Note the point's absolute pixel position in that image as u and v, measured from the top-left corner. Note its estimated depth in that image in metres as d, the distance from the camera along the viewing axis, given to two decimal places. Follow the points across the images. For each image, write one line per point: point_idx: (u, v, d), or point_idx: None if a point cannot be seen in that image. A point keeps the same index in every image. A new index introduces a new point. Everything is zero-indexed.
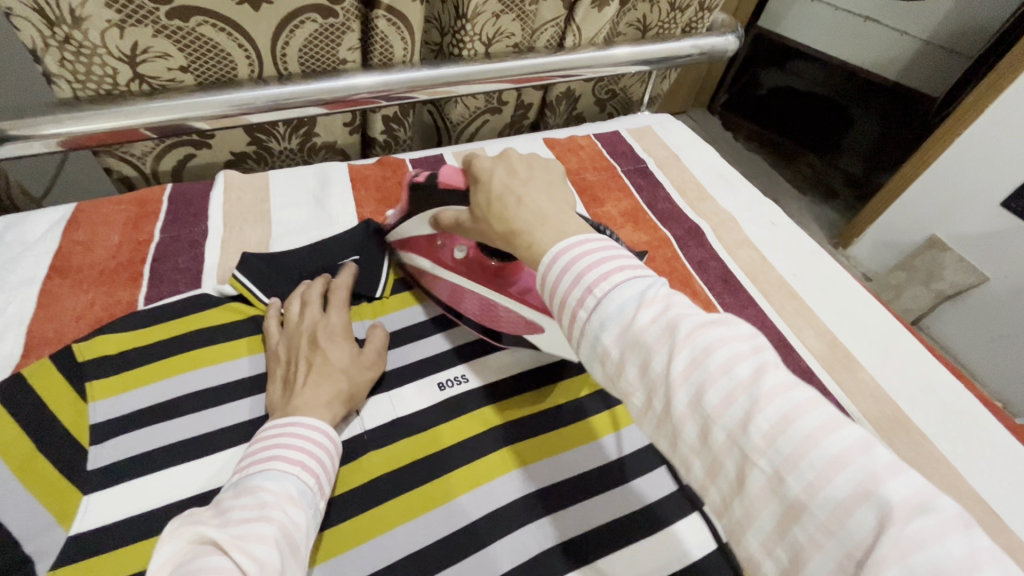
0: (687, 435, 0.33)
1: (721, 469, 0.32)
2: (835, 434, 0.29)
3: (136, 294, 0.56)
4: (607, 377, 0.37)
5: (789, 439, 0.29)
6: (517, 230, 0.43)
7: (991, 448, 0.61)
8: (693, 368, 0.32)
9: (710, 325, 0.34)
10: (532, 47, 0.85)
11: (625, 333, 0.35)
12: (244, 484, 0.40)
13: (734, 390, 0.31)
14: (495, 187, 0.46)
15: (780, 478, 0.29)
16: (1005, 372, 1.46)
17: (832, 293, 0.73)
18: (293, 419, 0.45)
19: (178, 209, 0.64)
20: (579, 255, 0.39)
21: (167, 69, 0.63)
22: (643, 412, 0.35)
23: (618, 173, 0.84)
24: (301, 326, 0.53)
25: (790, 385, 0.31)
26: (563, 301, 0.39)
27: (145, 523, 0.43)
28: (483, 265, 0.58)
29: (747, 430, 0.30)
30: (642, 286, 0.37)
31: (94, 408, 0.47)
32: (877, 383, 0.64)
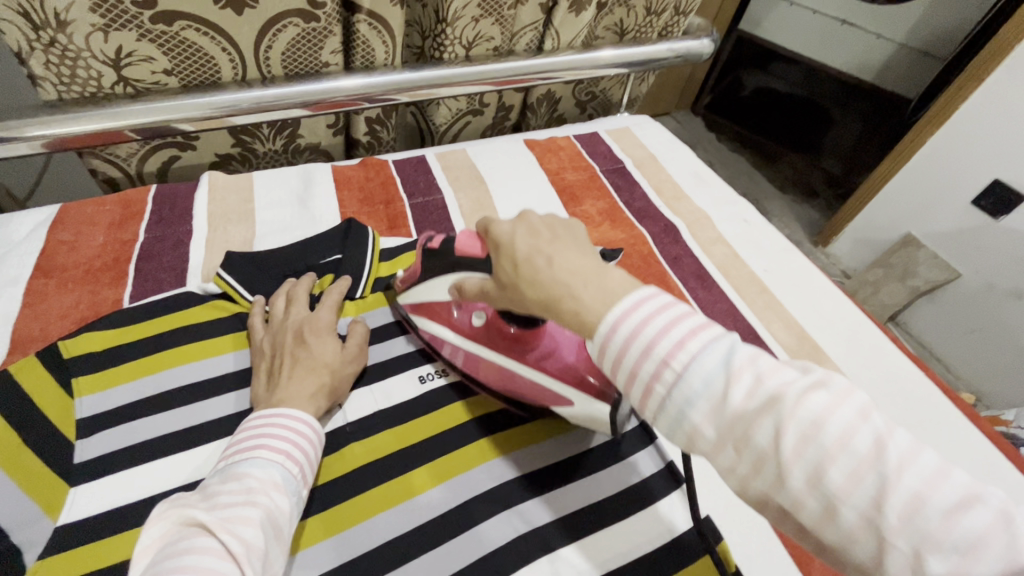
0: (808, 512, 0.30)
1: (852, 545, 0.30)
2: (970, 504, 0.27)
3: (121, 293, 0.57)
4: (697, 448, 0.34)
5: (925, 517, 0.27)
6: (556, 297, 0.38)
7: (950, 433, 0.64)
8: (808, 446, 0.30)
9: (810, 391, 0.31)
10: (511, 50, 0.87)
11: (720, 409, 0.32)
12: (231, 469, 0.41)
13: (859, 467, 0.29)
14: (521, 248, 0.41)
15: (923, 559, 0.27)
16: (979, 363, 1.51)
17: (800, 288, 0.76)
18: (278, 410, 0.47)
19: (163, 210, 0.65)
20: (644, 321, 0.34)
21: (151, 72, 0.65)
22: (746, 485, 0.33)
23: (597, 172, 0.86)
24: (286, 324, 0.55)
25: (910, 453, 0.29)
26: (633, 374, 0.34)
27: (131, 514, 0.44)
28: (501, 332, 0.56)
29: (881, 511, 0.28)
30: (722, 350, 0.33)
31: (80, 403, 0.49)
32: (842, 373, 0.67)
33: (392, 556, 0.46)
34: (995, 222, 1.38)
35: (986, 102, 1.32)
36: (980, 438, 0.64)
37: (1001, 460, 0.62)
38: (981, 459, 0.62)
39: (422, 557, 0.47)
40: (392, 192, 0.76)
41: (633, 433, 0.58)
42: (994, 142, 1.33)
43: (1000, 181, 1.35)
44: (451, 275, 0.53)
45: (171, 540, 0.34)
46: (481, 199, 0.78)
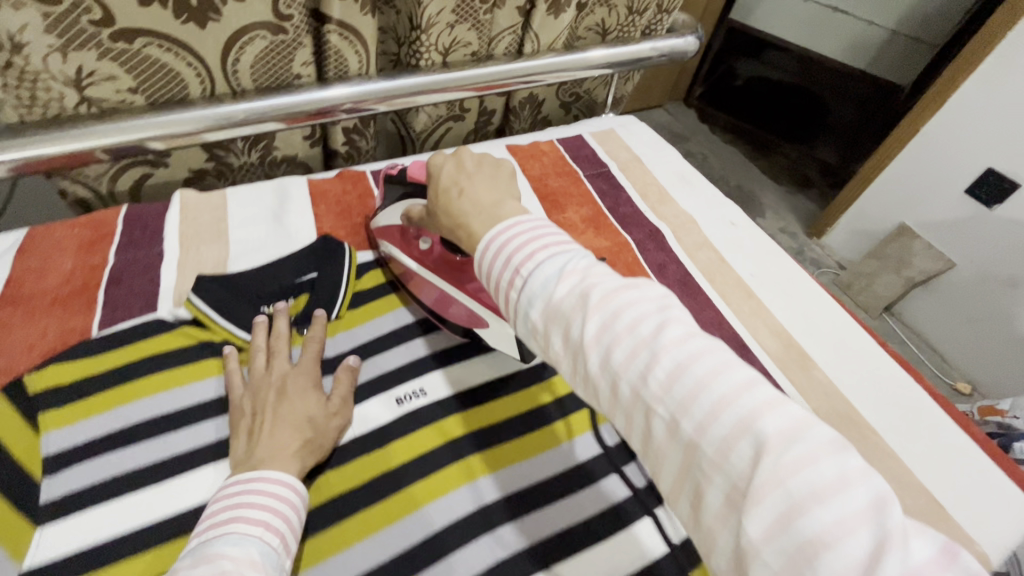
0: (603, 392, 0.36)
1: (634, 419, 0.35)
2: (726, 378, 0.32)
3: (90, 320, 0.56)
4: (537, 346, 0.40)
5: (685, 388, 0.32)
6: (457, 219, 0.47)
7: (937, 438, 0.62)
8: (604, 332, 0.35)
9: (619, 290, 0.36)
10: (490, 55, 0.85)
11: (544, 306, 0.38)
12: (205, 548, 0.40)
13: (640, 347, 0.34)
14: (444, 180, 0.50)
15: (680, 423, 0.32)
16: (973, 351, 1.56)
17: (786, 291, 0.75)
18: (257, 474, 0.45)
19: (134, 232, 0.64)
20: (508, 238, 0.41)
21: (115, 91, 0.63)
22: (569, 374, 0.38)
23: (580, 177, 0.84)
24: (267, 378, 0.53)
25: (686, 338, 0.34)
26: (495, 282, 0.41)
27: (97, 555, 0.43)
28: (446, 260, 0.63)
29: (651, 383, 0.33)
30: (561, 261, 0.39)
31: (48, 439, 0.47)
32: (831, 381, 0.65)
33: None
34: (991, 212, 1.40)
35: (978, 92, 1.32)
36: (968, 443, 0.63)
37: (991, 466, 0.61)
38: (969, 464, 0.61)
39: None
40: (370, 205, 0.75)
41: (615, 451, 0.57)
42: (988, 131, 1.34)
43: (993, 170, 1.36)
44: (411, 203, 0.62)
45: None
46: None
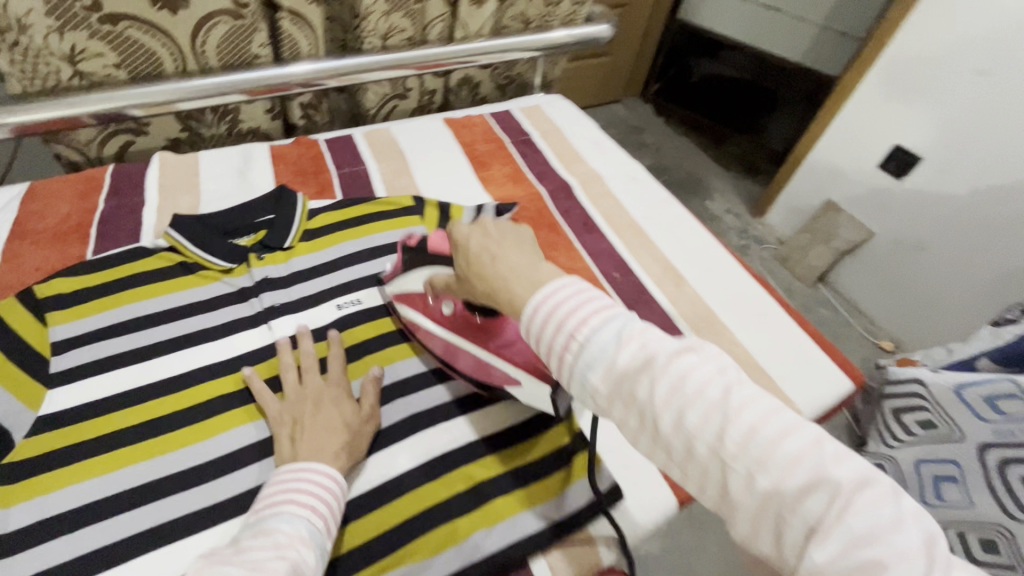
0: (676, 451, 0.35)
1: (709, 477, 0.34)
2: (795, 436, 0.32)
3: (85, 249, 0.69)
4: (598, 408, 0.39)
5: (757, 445, 0.32)
6: (496, 289, 0.46)
7: (778, 334, 0.76)
8: (674, 395, 0.35)
9: (680, 352, 0.36)
10: (425, 40, 1.00)
11: (608, 371, 0.37)
12: (261, 524, 0.44)
13: (710, 409, 0.34)
14: (473, 247, 0.49)
15: (754, 480, 0.32)
16: (895, 311, 1.72)
17: (672, 228, 0.89)
18: (302, 464, 0.50)
19: (119, 184, 0.77)
20: (556, 300, 0.40)
21: (103, 67, 0.76)
22: (636, 436, 0.38)
23: (506, 144, 0.99)
24: (304, 392, 0.58)
25: (756, 399, 0.34)
26: (549, 348, 0.40)
27: (90, 409, 0.55)
28: (469, 321, 0.61)
29: (723, 442, 0.33)
30: (617, 322, 0.38)
31: (54, 330, 0.60)
32: (697, 293, 0.79)
33: None
34: (899, 183, 1.58)
35: (884, 76, 1.53)
36: (804, 336, 0.77)
37: (817, 352, 0.75)
38: (800, 351, 0.75)
39: None
40: (322, 164, 0.88)
41: None
42: (893, 111, 1.54)
43: (899, 146, 1.55)
44: (429, 271, 0.62)
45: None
46: (399, 168, 0.91)
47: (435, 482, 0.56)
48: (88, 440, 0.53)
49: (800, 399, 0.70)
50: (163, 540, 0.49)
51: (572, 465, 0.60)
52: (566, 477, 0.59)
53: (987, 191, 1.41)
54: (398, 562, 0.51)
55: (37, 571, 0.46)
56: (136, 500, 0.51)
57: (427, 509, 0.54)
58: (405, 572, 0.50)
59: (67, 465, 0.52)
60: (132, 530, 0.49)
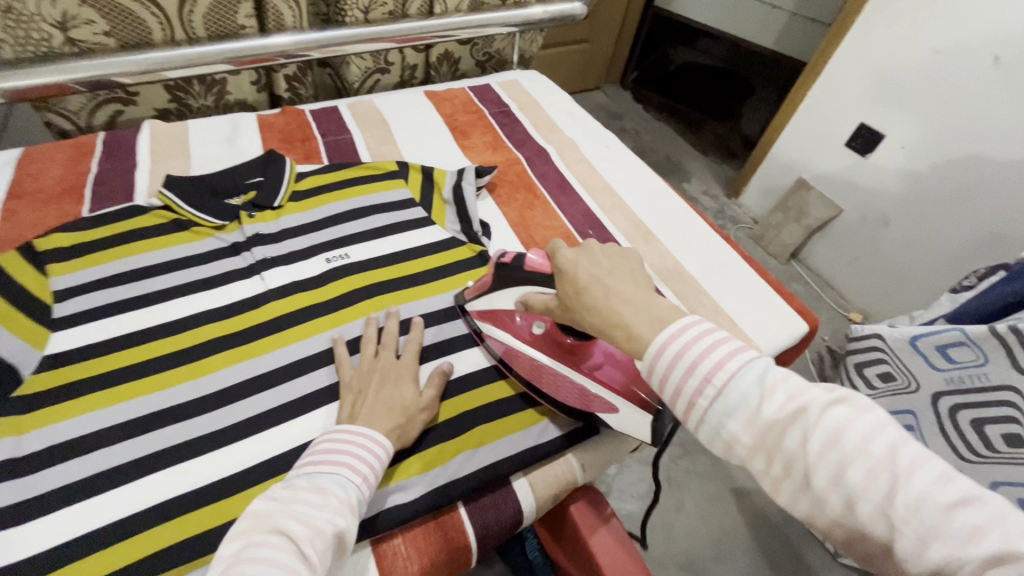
0: (831, 505, 0.38)
1: (869, 531, 0.37)
2: (972, 504, 0.34)
3: (80, 208, 0.72)
4: (740, 455, 0.42)
5: (928, 510, 0.34)
6: (613, 320, 0.48)
7: (741, 283, 0.81)
8: (830, 451, 0.37)
9: (835, 406, 0.38)
10: (406, 15, 1.04)
11: (753, 420, 0.40)
12: (317, 478, 0.47)
13: (874, 467, 0.36)
14: (583, 277, 0.51)
15: (926, 544, 0.34)
16: (860, 284, 1.80)
17: (644, 190, 0.94)
18: (360, 430, 0.52)
19: (111, 149, 0.80)
20: (688, 345, 0.43)
21: (93, 34, 0.78)
22: (782, 484, 0.40)
23: (485, 115, 1.03)
24: (376, 364, 0.61)
25: (923, 460, 0.36)
26: (678, 391, 0.43)
27: (94, 350, 0.59)
28: (558, 342, 0.62)
29: (890, 502, 0.35)
30: (760, 373, 0.41)
31: (55, 280, 0.63)
32: (666, 248, 0.84)
33: (295, 372, 0.61)
34: (864, 159, 1.66)
35: (849, 56, 1.60)
36: (765, 286, 0.82)
37: (777, 299, 0.80)
38: (761, 298, 0.80)
39: (319, 371, 0.62)
40: (308, 132, 0.91)
41: None
42: (857, 90, 1.62)
43: (864, 123, 1.62)
44: (522, 291, 0.61)
45: (254, 540, 0.41)
46: (383, 136, 0.94)
47: None
48: (92, 378, 0.57)
49: (762, 341, 0.75)
50: (168, 462, 0.53)
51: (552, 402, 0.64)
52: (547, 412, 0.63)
53: (944, 164, 1.48)
54: (387, 481, 0.54)
55: (50, 490, 0.49)
56: (141, 428, 0.54)
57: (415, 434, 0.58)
58: (397, 488, 0.54)
59: (75, 399, 0.55)
60: (138, 454, 0.53)
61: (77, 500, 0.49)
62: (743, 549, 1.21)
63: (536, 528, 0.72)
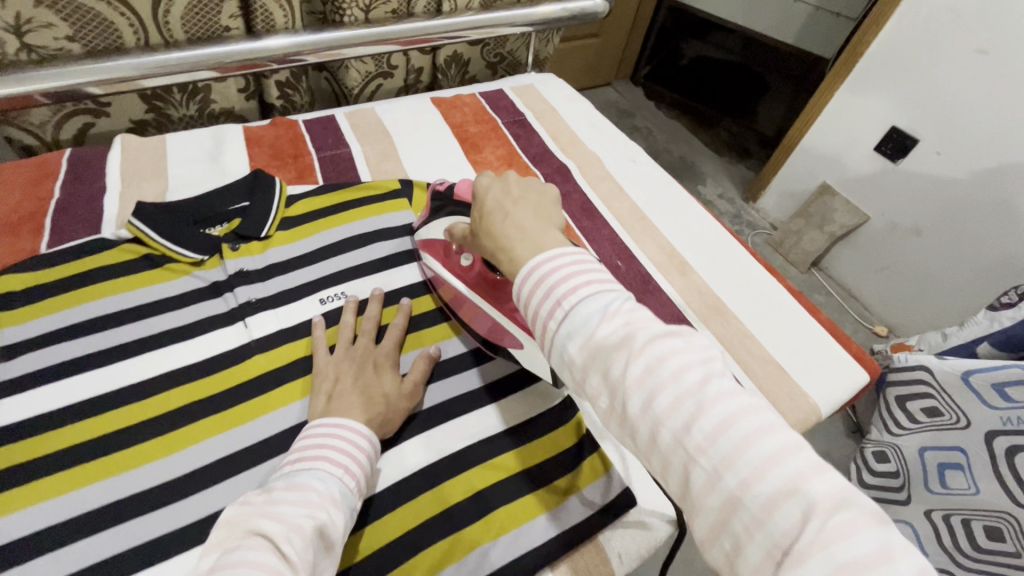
0: (642, 435, 0.35)
1: (672, 465, 0.34)
2: (770, 438, 0.32)
3: (38, 242, 0.62)
4: (574, 382, 0.39)
5: (730, 442, 0.32)
6: (501, 243, 0.46)
7: (789, 324, 0.72)
8: (648, 376, 0.35)
9: (664, 337, 0.36)
10: (411, 13, 0.94)
11: (585, 340, 0.37)
12: (294, 476, 0.43)
13: (684, 397, 0.34)
14: (490, 202, 0.50)
15: (720, 477, 0.32)
16: (889, 297, 1.70)
17: (676, 213, 0.84)
18: (338, 420, 0.49)
19: (77, 170, 0.70)
20: (551, 269, 0.40)
21: (53, 39, 0.69)
22: (606, 414, 0.38)
23: (498, 124, 0.94)
24: (353, 353, 0.58)
25: (734, 394, 0.33)
26: (534, 314, 0.40)
27: (47, 422, 0.50)
28: (485, 278, 0.62)
29: (691, 433, 0.33)
30: (605, 299, 0.38)
31: (3, 333, 0.54)
32: (704, 282, 0.75)
33: (284, 443, 0.53)
34: (896, 166, 1.55)
35: (883, 56, 1.49)
36: (817, 326, 0.73)
37: (832, 342, 0.71)
38: (814, 342, 0.71)
39: None
40: (301, 147, 0.82)
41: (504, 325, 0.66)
42: (892, 92, 1.51)
43: (896, 127, 1.52)
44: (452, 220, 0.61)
45: (231, 546, 0.37)
46: (385, 150, 0.85)
47: (431, 492, 0.52)
48: (42, 458, 0.48)
49: (817, 393, 0.66)
50: (131, 567, 0.44)
51: (579, 471, 0.56)
52: (573, 483, 0.55)
53: (987, 173, 1.37)
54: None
55: None
56: (99, 522, 0.46)
57: (425, 521, 0.50)
58: None
59: (20, 486, 0.46)
60: (95, 557, 0.44)
61: None
62: None
63: None
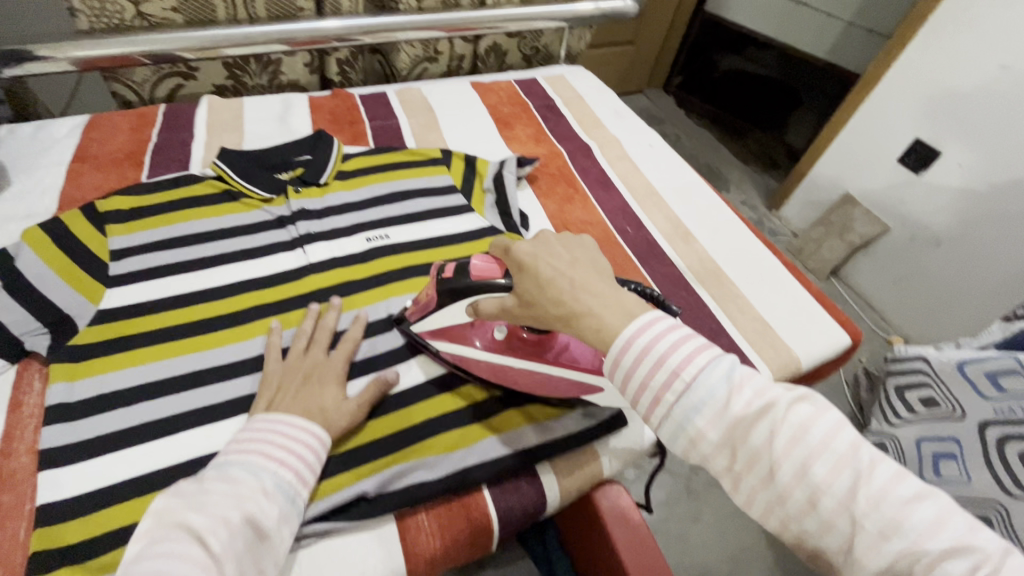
0: (794, 500, 0.37)
1: (829, 528, 0.36)
2: (923, 498, 0.34)
3: (139, 174, 0.75)
4: (700, 453, 0.41)
5: (890, 504, 0.34)
6: (579, 315, 0.44)
7: (783, 292, 0.79)
8: (795, 445, 0.37)
9: (798, 404, 0.38)
10: (458, 5, 1.06)
11: (722, 417, 0.39)
12: (227, 468, 0.44)
13: (837, 463, 0.36)
14: (544, 272, 0.47)
15: (886, 537, 0.34)
16: (905, 306, 1.73)
17: (685, 192, 0.92)
18: (274, 423, 0.49)
19: (170, 120, 0.83)
20: (661, 340, 0.42)
21: (162, 10, 0.83)
22: (743, 483, 0.39)
23: (530, 107, 1.04)
24: (302, 362, 0.57)
25: (880, 457, 0.36)
26: (644, 385, 0.41)
27: (144, 308, 0.61)
28: (520, 339, 0.58)
29: (854, 497, 0.35)
30: (729, 370, 0.41)
31: (113, 240, 0.66)
32: (705, 250, 0.83)
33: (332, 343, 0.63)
34: (917, 176, 1.59)
35: (907, 69, 1.54)
36: (807, 296, 0.80)
37: (820, 310, 0.78)
38: (803, 308, 0.78)
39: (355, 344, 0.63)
40: (356, 115, 0.93)
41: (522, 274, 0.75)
42: (915, 105, 1.55)
43: (919, 139, 1.56)
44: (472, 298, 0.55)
45: (156, 535, 0.38)
46: (428, 123, 0.96)
47: (451, 393, 0.61)
48: (141, 333, 0.59)
49: (802, 351, 0.73)
50: (209, 419, 0.54)
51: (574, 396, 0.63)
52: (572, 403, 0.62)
53: (1005, 186, 1.40)
54: (410, 456, 0.54)
55: (98, 435, 0.51)
56: (184, 385, 0.56)
57: (446, 414, 0.59)
58: (426, 464, 0.54)
59: (125, 351, 0.57)
60: (182, 408, 0.54)
61: (122, 446, 0.51)
62: (760, 565, 1.17)
63: (560, 520, 0.72)
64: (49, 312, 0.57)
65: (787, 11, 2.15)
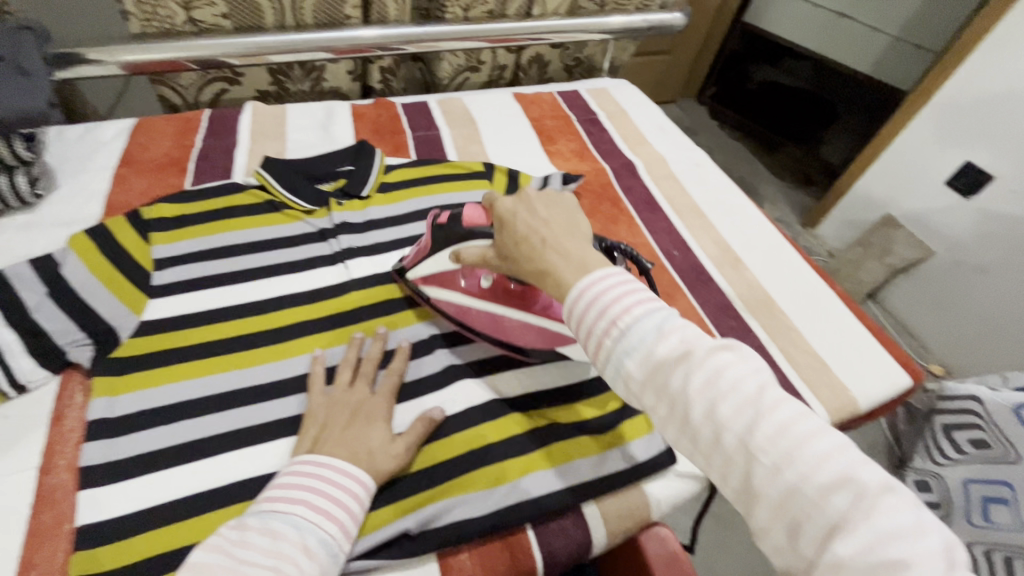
0: (703, 440, 0.36)
1: (732, 467, 0.35)
2: (822, 437, 0.33)
3: (183, 180, 0.74)
4: (630, 394, 0.41)
5: (786, 440, 0.33)
6: (545, 269, 0.47)
7: (836, 325, 0.76)
8: (708, 387, 0.36)
9: (719, 350, 0.37)
10: (504, 14, 1.04)
11: (647, 359, 0.39)
12: (269, 521, 0.43)
13: (744, 403, 0.35)
14: (520, 228, 0.49)
15: (779, 471, 0.33)
16: (947, 334, 1.64)
17: (732, 215, 0.89)
18: (319, 468, 0.47)
19: (215, 126, 0.83)
20: (602, 290, 0.42)
21: (212, 15, 0.82)
22: (665, 425, 0.39)
23: (572, 121, 1.01)
24: (348, 397, 0.55)
25: (788, 400, 0.35)
26: (589, 330, 0.42)
27: (186, 320, 0.60)
28: (506, 290, 0.62)
29: (753, 434, 0.34)
30: (660, 317, 0.40)
31: (156, 249, 0.65)
32: (755, 277, 0.80)
33: None
34: (966, 201, 1.52)
35: (960, 90, 1.47)
36: (862, 330, 0.76)
37: (876, 347, 0.74)
38: (858, 344, 0.74)
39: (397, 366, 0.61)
40: (398, 125, 0.92)
41: None
42: (968, 127, 1.48)
43: (971, 162, 1.49)
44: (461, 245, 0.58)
45: None
46: (471, 135, 0.94)
47: (494, 422, 0.58)
48: (182, 347, 0.58)
49: (858, 390, 0.69)
50: (249, 440, 0.53)
51: (623, 426, 0.61)
52: (618, 437, 0.60)
53: None
54: (451, 492, 0.52)
55: (138, 453, 0.50)
56: (224, 403, 0.55)
57: (489, 444, 0.57)
58: (469, 498, 0.52)
59: (166, 366, 0.56)
60: (221, 428, 0.53)
61: (162, 466, 0.50)
62: None
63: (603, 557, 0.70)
64: (94, 323, 0.56)
65: (828, 23, 2.07)
